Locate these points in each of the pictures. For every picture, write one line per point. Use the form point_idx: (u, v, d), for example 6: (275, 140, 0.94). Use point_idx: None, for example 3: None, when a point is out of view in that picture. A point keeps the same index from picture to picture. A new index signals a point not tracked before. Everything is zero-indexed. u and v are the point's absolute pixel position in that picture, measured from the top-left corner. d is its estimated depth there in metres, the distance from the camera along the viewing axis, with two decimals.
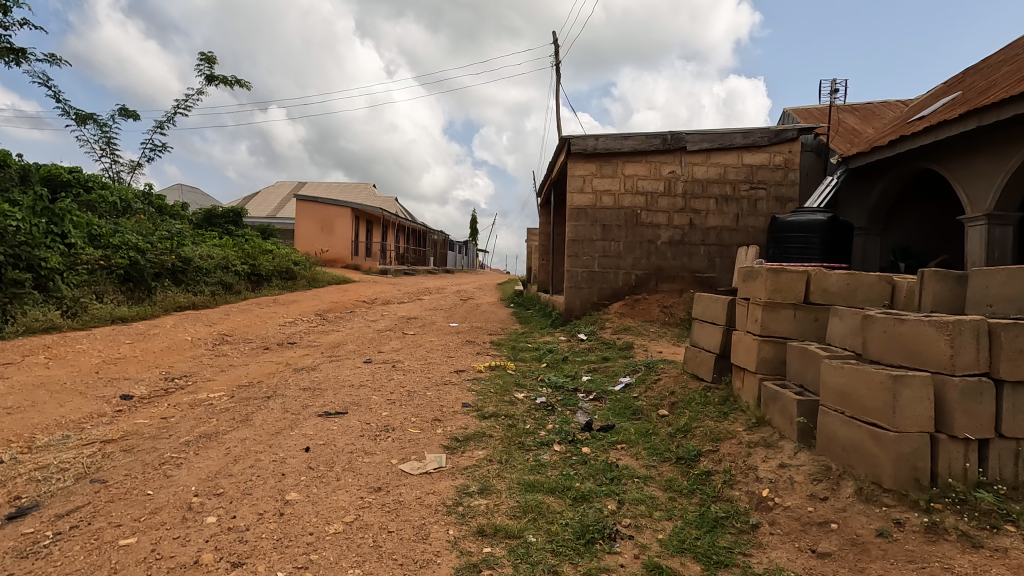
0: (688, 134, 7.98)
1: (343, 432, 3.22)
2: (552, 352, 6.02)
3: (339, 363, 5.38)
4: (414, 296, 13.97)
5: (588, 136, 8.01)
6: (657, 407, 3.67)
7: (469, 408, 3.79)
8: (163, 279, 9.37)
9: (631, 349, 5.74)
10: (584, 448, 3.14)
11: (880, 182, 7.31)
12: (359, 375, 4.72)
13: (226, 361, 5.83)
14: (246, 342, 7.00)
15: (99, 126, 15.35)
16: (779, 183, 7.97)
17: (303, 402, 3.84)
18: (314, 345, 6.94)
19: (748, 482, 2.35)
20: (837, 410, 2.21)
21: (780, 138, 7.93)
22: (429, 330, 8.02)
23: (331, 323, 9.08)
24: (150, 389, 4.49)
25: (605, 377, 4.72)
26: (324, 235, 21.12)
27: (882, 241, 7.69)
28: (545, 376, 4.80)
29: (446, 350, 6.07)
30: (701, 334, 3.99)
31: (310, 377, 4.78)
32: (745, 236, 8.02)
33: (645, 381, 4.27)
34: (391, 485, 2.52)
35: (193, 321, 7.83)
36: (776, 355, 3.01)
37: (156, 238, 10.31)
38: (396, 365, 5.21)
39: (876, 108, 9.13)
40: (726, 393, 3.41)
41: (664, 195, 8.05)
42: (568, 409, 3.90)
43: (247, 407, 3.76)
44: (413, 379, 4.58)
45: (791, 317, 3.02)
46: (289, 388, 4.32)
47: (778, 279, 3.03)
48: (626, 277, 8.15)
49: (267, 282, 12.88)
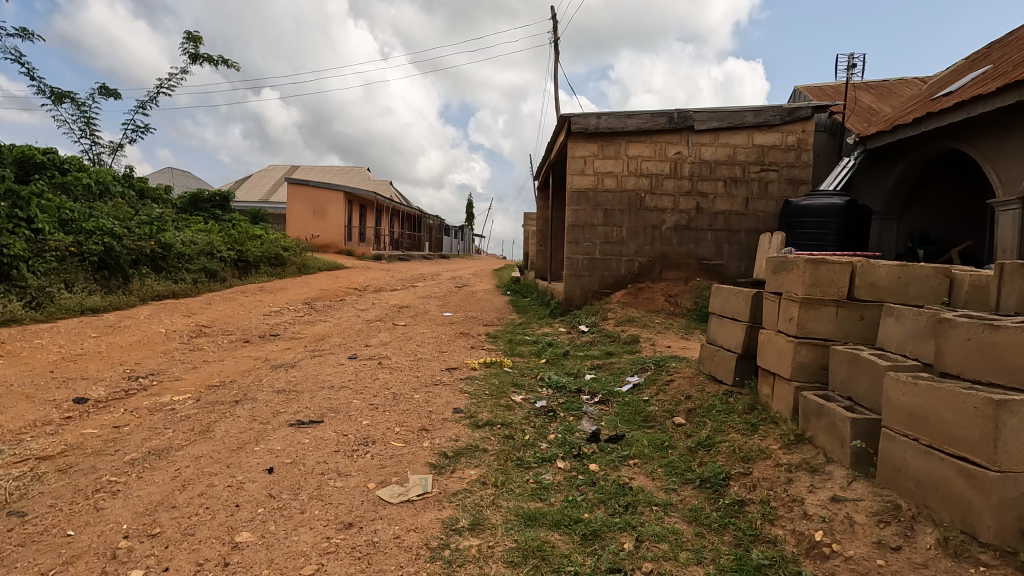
0: (696, 112, 7.50)
1: (316, 447, 2.80)
2: (552, 346, 5.61)
3: (322, 360, 4.96)
4: (408, 283, 13.53)
5: (589, 114, 7.53)
6: (672, 414, 3.27)
7: (460, 414, 3.39)
8: (141, 266, 8.89)
9: (637, 344, 5.33)
10: (592, 466, 2.74)
11: (900, 163, 6.92)
12: (341, 374, 4.30)
13: (200, 356, 5.39)
14: (225, 334, 6.56)
15: (78, 106, 14.72)
16: (792, 165, 7.52)
17: (275, 408, 3.42)
18: (298, 337, 6.51)
19: (793, 519, 1.95)
20: (906, 435, 1.82)
21: (793, 117, 7.47)
22: (421, 321, 7.59)
23: (319, 313, 8.65)
24: (109, 390, 4.06)
25: (611, 377, 4.31)
26: (316, 220, 20.58)
27: (900, 226, 7.29)
28: (546, 375, 4.39)
29: (439, 344, 5.66)
30: (719, 330, 3.59)
31: (288, 376, 4.36)
32: (755, 221, 7.57)
33: (656, 381, 3.86)
34: (365, 519, 2.11)
35: (170, 311, 7.38)
36: (814, 360, 2.61)
37: (134, 223, 9.81)
38: (383, 361, 4.79)
39: (892, 85, 8.66)
40: (752, 400, 3.00)
41: (670, 177, 7.60)
42: (572, 415, 3.49)
43: (212, 414, 3.34)
44: (400, 379, 4.16)
45: (832, 315, 2.61)
46: (263, 390, 3.90)
47: (817, 271, 2.61)
48: (628, 265, 7.73)
49: (256, 269, 12.41)
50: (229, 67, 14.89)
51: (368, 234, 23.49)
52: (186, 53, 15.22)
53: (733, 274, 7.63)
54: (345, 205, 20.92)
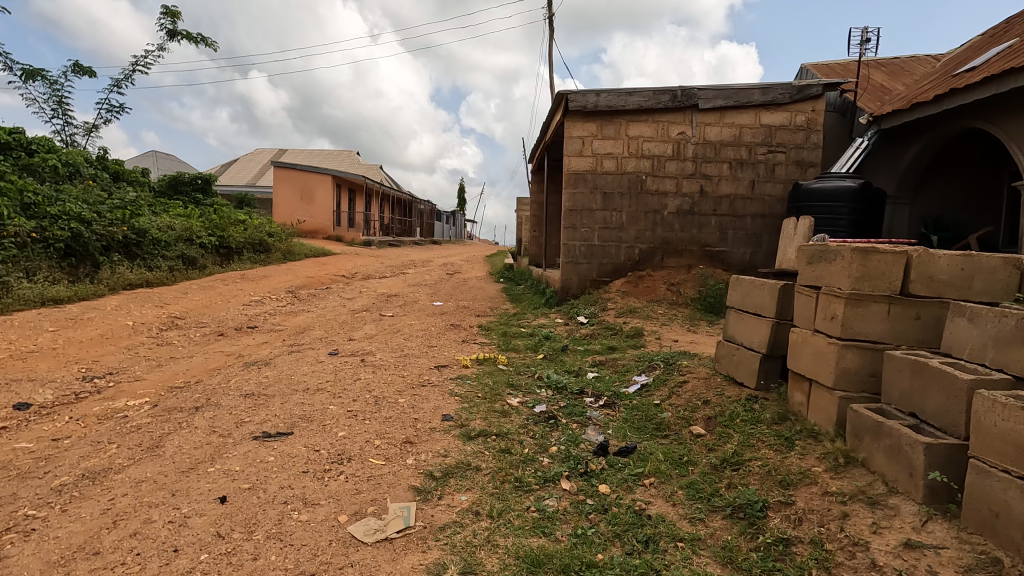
0: (700, 90, 7.08)
1: (280, 467, 2.41)
2: (550, 340, 5.22)
3: (299, 357, 4.55)
4: (397, 270, 13.07)
5: (588, 91, 7.08)
6: (688, 423, 2.89)
7: (450, 423, 3.00)
8: (113, 253, 8.40)
9: (641, 338, 4.95)
10: (602, 487, 2.37)
11: (915, 143, 6.60)
12: (319, 374, 3.89)
13: (168, 352, 4.95)
14: (199, 327, 6.12)
15: (49, 83, 14.00)
16: (801, 147, 7.13)
17: (239, 417, 3.01)
18: (277, 330, 6.09)
19: (858, 570, 1.58)
20: (1004, 470, 1.47)
21: (803, 95, 7.05)
22: (410, 311, 7.19)
23: (302, 302, 8.21)
24: (58, 394, 3.63)
25: (616, 376, 3.93)
26: (303, 205, 20.00)
27: (911, 209, 7.02)
28: (544, 373, 4.02)
29: (427, 338, 5.25)
30: (739, 326, 3.22)
31: (261, 376, 3.94)
32: (762, 206, 7.19)
33: (666, 382, 3.50)
34: (331, 569, 1.73)
35: (141, 302, 6.92)
36: (862, 366, 2.23)
37: (105, 207, 9.28)
38: (366, 359, 4.37)
39: (905, 62, 8.26)
40: (782, 409, 2.63)
41: (672, 159, 7.19)
42: (575, 423, 3.12)
43: (166, 425, 2.92)
44: (383, 380, 3.76)
45: (883, 314, 2.23)
46: (229, 393, 3.49)
47: (866, 263, 2.23)
48: (629, 252, 7.34)
49: (238, 256, 11.90)
50: (208, 45, 14.25)
51: (357, 218, 22.92)
52: (163, 29, 14.54)
53: (737, 261, 7.26)
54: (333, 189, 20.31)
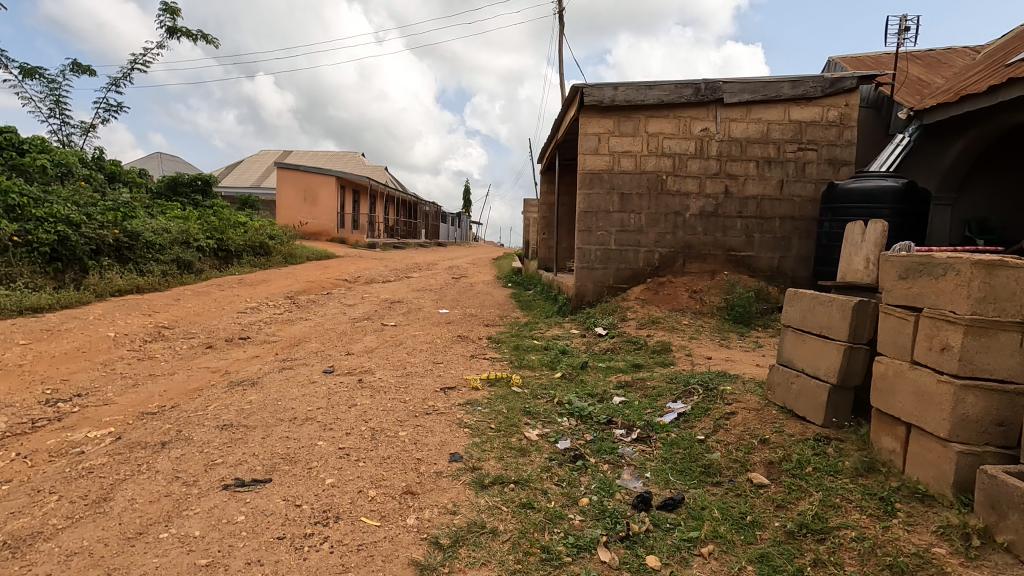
0: (725, 83, 6.58)
1: (251, 531, 1.94)
2: (567, 355, 4.73)
3: (289, 376, 4.10)
4: (401, 274, 12.60)
5: (604, 84, 6.61)
6: (745, 470, 2.39)
7: (459, 466, 2.53)
8: (103, 257, 8.00)
9: (668, 354, 4.46)
10: (650, 558, 1.88)
11: (959, 142, 6.11)
12: (311, 399, 3.43)
13: (148, 369, 4.50)
14: (187, 338, 5.67)
15: (46, 82, 13.64)
16: (833, 144, 6.63)
17: (209, 457, 2.55)
18: (270, 341, 5.65)
19: None
20: None
21: (836, 89, 6.56)
22: (414, 320, 6.72)
23: (300, 309, 7.76)
24: (13, 422, 3.19)
25: (646, 402, 3.44)
26: (306, 206, 19.60)
27: (953, 210, 6.52)
28: (565, 398, 3.54)
29: (432, 352, 4.78)
30: (799, 350, 2.74)
31: (244, 399, 3.49)
32: (792, 207, 6.69)
33: (709, 413, 3.01)
34: None
35: (128, 310, 6.50)
36: (986, 413, 1.75)
37: (97, 209, 8.89)
38: (364, 379, 3.90)
39: (941, 54, 7.74)
40: (866, 457, 2.15)
41: (695, 157, 6.71)
42: (606, 464, 2.65)
43: (123, 467, 2.46)
44: (382, 407, 3.29)
45: (1014, 346, 1.75)
46: (204, 423, 3.02)
47: (990, 280, 1.74)
48: (648, 256, 6.86)
49: (237, 259, 11.49)
50: (209, 43, 13.90)
51: (361, 221, 22.55)
52: (163, 26, 14.21)
53: (765, 267, 6.76)
54: (337, 190, 19.88)
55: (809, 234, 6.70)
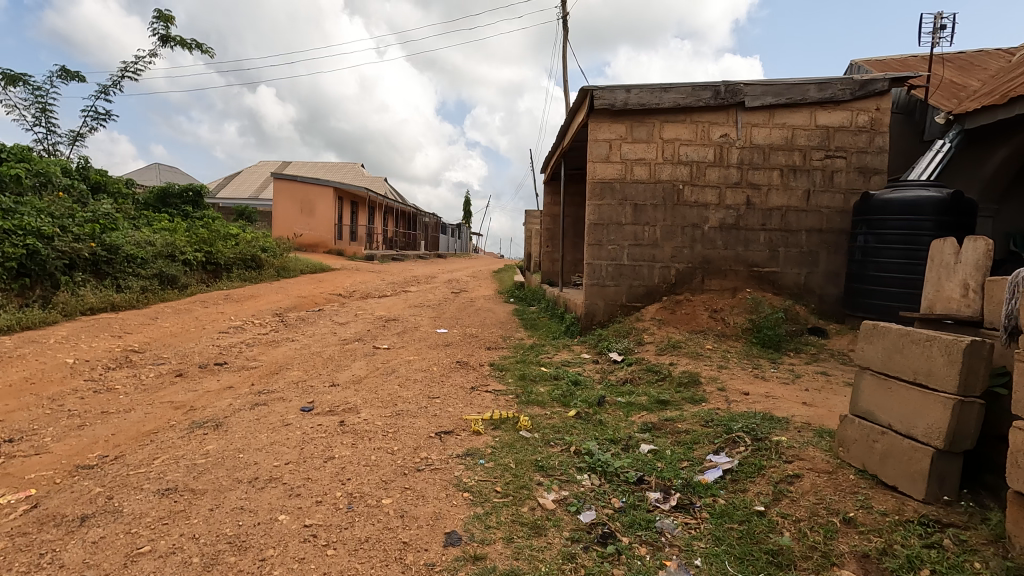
0: (747, 85, 6.08)
1: None
2: (580, 388, 4.16)
3: (261, 415, 3.53)
4: (399, 288, 12.02)
5: (616, 86, 6.11)
6: (830, 564, 1.81)
7: (456, 554, 1.96)
8: (77, 273, 7.47)
9: (697, 388, 3.90)
10: None
11: (1004, 149, 5.62)
12: (280, 449, 2.86)
13: (102, 404, 3.93)
14: (156, 364, 5.10)
15: (32, 89, 13.15)
16: (863, 151, 6.12)
17: (134, 543, 1.98)
18: (249, 368, 5.09)
19: None
20: None
21: (866, 91, 6.05)
22: (410, 341, 6.16)
23: (288, 329, 7.20)
24: None
25: (680, 452, 2.87)
26: (303, 217, 19.11)
27: (995, 222, 6.01)
28: (584, 447, 2.97)
29: (428, 384, 4.20)
30: (883, 400, 2.20)
31: (201, 449, 2.91)
32: (819, 219, 6.16)
33: (764, 473, 2.44)
34: None
35: (96, 331, 5.93)
36: None
37: (75, 221, 8.37)
38: (347, 421, 3.33)
39: (973, 56, 7.27)
40: (1007, 560, 1.63)
41: (713, 165, 6.20)
42: (642, 547, 2.08)
43: (18, 560, 1.89)
44: (365, 461, 2.72)
45: None
46: (142, 485, 2.45)
47: None
48: (663, 272, 6.32)
49: (226, 273, 10.93)
50: (203, 51, 13.46)
51: (360, 232, 22.05)
52: (156, 34, 13.79)
53: (791, 284, 6.22)
54: (335, 201, 19.39)
55: (838, 249, 6.17)
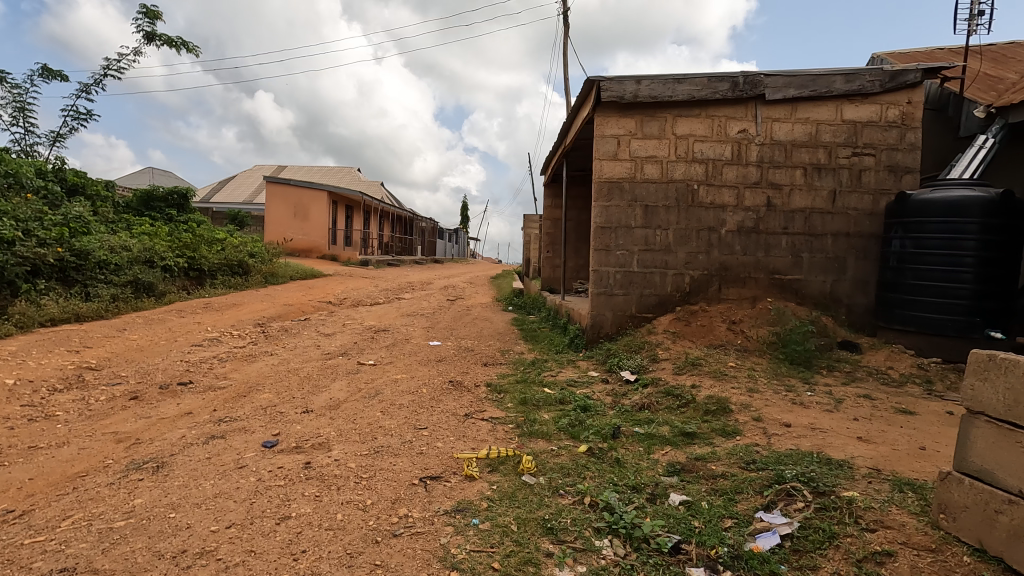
0: (767, 76, 5.56)
1: None
2: (590, 415, 3.60)
3: (215, 453, 2.96)
4: (392, 295, 11.44)
5: (626, 77, 5.59)
6: None
7: None
8: (40, 280, 6.90)
9: (727, 416, 3.36)
10: None
11: None
12: (224, 505, 2.29)
13: (32, 437, 3.35)
14: (111, 385, 4.53)
15: (10, 87, 12.59)
16: (894, 148, 5.60)
17: None
18: (216, 388, 4.53)
19: None
20: None
21: (897, 83, 5.53)
22: (399, 356, 5.61)
23: (268, 341, 6.65)
24: None
25: (720, 505, 2.31)
26: (296, 221, 18.56)
27: None
28: (600, 497, 2.41)
29: (414, 411, 3.64)
30: (1009, 456, 1.67)
31: (126, 505, 2.34)
32: (847, 222, 5.63)
33: (843, 546, 1.88)
34: None
35: (51, 346, 5.35)
36: None
37: (42, 224, 7.81)
38: (314, 462, 2.77)
39: (1006, 49, 6.78)
40: None
41: (730, 163, 5.68)
42: None
43: None
44: (328, 522, 2.16)
45: None
46: (28, 567, 1.87)
47: None
48: (676, 280, 5.78)
49: (209, 279, 10.37)
50: (190, 50, 12.94)
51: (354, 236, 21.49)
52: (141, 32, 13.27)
53: (816, 293, 5.67)
54: (329, 205, 18.86)
55: (868, 254, 5.63)
